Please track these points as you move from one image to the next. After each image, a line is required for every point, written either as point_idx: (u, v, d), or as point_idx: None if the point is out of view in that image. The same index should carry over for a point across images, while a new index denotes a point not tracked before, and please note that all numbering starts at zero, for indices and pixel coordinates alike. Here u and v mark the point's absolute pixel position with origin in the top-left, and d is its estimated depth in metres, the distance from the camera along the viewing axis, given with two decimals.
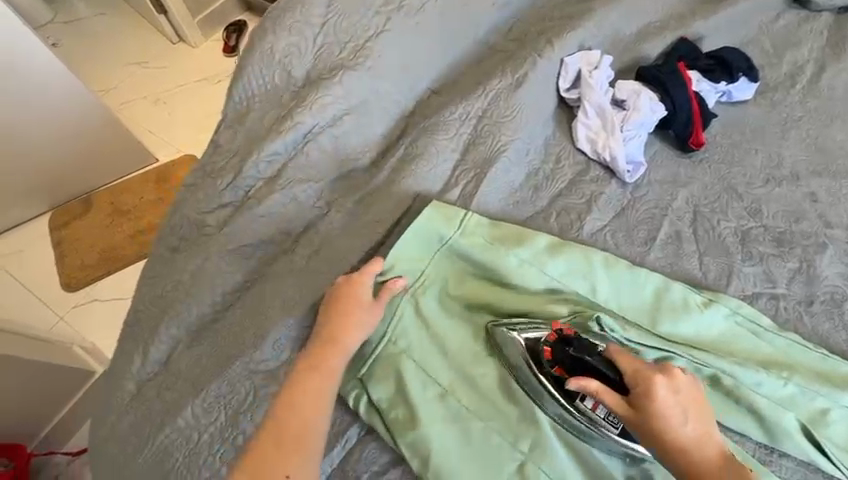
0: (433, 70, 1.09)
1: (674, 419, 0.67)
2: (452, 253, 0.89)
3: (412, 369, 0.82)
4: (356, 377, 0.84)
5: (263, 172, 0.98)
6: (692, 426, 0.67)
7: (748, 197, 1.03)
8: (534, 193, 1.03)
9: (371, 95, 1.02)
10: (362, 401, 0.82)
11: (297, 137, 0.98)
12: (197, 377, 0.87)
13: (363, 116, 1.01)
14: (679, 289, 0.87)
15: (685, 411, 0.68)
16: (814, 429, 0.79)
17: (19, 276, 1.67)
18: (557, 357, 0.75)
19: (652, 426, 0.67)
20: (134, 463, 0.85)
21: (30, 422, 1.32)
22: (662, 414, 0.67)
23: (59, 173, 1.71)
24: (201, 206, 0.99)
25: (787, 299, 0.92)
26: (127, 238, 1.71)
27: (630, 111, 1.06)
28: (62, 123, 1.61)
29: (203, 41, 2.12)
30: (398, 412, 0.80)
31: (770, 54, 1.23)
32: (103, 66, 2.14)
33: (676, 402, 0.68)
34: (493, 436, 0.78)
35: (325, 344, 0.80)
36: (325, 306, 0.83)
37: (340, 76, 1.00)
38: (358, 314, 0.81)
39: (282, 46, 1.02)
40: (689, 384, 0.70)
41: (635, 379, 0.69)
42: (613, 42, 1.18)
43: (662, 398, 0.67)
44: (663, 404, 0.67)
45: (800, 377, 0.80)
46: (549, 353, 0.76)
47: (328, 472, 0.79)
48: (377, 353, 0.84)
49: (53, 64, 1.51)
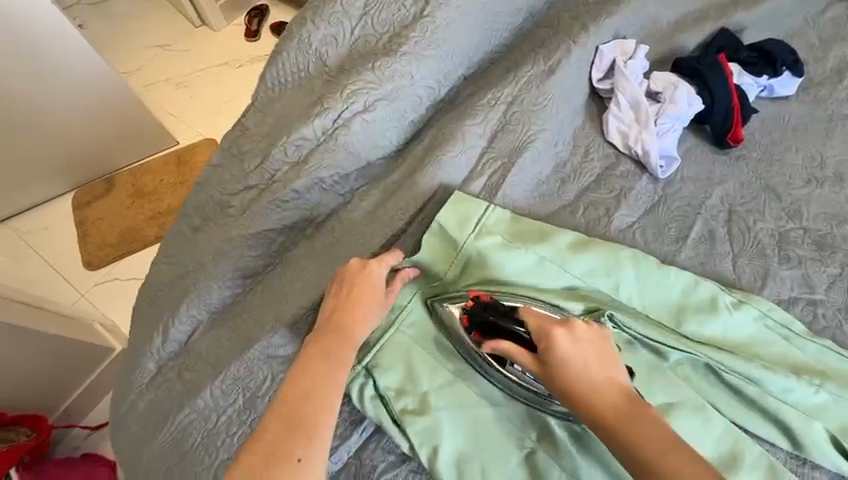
0: (469, 57, 1.04)
1: (575, 364, 0.66)
2: (471, 255, 0.85)
3: (422, 357, 0.81)
4: (362, 365, 0.81)
5: (291, 156, 0.94)
6: (597, 372, 0.65)
7: (787, 198, 0.98)
8: (561, 186, 1.00)
9: (405, 80, 0.97)
10: (368, 390, 0.80)
11: (326, 124, 0.93)
12: (217, 359, 0.88)
13: (397, 104, 0.97)
14: (709, 288, 0.84)
15: (585, 356, 0.66)
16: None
17: (43, 253, 1.71)
18: (474, 322, 0.77)
19: (558, 375, 0.65)
20: (153, 441, 0.85)
21: (53, 395, 1.35)
22: (564, 362, 0.66)
23: (77, 151, 1.72)
24: (226, 188, 0.96)
25: (825, 306, 0.88)
26: (148, 219, 1.73)
27: (665, 104, 1.02)
28: (78, 100, 1.61)
29: (225, 26, 2.12)
30: (407, 400, 0.78)
31: (816, 48, 1.17)
32: (128, 47, 2.15)
33: (575, 349, 0.67)
34: (504, 428, 0.76)
35: (339, 325, 0.73)
36: (337, 288, 0.78)
37: (379, 63, 0.95)
38: (369, 302, 0.76)
39: (319, 32, 0.99)
40: (589, 330, 0.69)
41: (536, 331, 0.69)
42: (649, 31, 1.13)
43: (560, 346, 0.67)
44: (562, 350, 0.66)
45: (835, 385, 0.76)
46: (467, 319, 0.78)
47: (345, 459, 0.79)
48: (386, 339, 0.82)
49: (81, 48, 1.53)
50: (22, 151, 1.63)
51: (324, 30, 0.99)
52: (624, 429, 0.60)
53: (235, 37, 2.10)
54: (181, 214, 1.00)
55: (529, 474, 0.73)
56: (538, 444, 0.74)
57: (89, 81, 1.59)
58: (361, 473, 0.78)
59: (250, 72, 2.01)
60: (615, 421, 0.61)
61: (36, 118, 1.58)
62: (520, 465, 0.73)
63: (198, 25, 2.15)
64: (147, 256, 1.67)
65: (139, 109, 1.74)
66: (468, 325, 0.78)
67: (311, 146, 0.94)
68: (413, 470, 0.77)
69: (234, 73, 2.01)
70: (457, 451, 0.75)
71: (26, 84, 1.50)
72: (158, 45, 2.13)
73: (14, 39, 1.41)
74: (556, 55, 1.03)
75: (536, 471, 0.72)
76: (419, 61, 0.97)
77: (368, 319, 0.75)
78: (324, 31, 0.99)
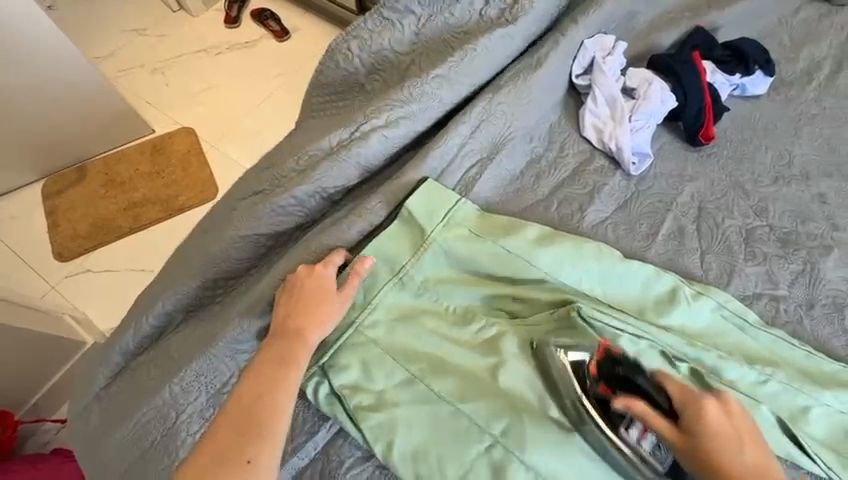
0: (485, 60, 1.01)
1: (730, 444, 0.62)
2: (438, 248, 0.85)
3: (379, 357, 0.79)
4: (318, 365, 0.80)
5: (302, 163, 0.93)
6: (751, 459, 0.61)
7: (755, 196, 1.00)
8: (535, 181, 1.00)
9: (438, 103, 0.97)
10: (323, 389, 0.79)
11: (350, 132, 0.93)
12: (178, 356, 0.82)
13: (419, 121, 0.95)
14: (668, 279, 0.85)
15: (741, 439, 0.63)
16: (797, 427, 0.77)
17: (11, 242, 1.64)
18: (604, 374, 0.71)
19: (704, 449, 0.62)
20: (109, 443, 0.80)
21: (21, 386, 1.31)
22: (715, 440, 0.62)
23: (34, 134, 1.63)
24: (243, 192, 0.95)
25: (787, 301, 0.90)
26: (120, 210, 1.68)
27: (639, 100, 1.02)
28: (20, 76, 1.49)
29: (204, 10, 2.07)
30: (362, 398, 0.77)
31: (788, 49, 1.19)
32: (103, 30, 2.07)
33: (728, 428, 0.63)
34: (463, 418, 0.75)
35: (288, 329, 0.73)
36: (288, 295, 0.77)
37: (422, 81, 0.96)
38: (321, 304, 0.76)
39: (357, 53, 1.08)
40: (745, 415, 0.66)
41: (687, 403, 0.65)
42: (625, 30, 1.15)
43: (713, 421, 0.63)
44: (719, 430, 0.63)
45: (784, 375, 0.79)
46: (595, 369, 0.72)
47: (313, 454, 0.78)
48: (341, 342, 0.80)
49: (69, 51, 1.53)
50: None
51: (360, 53, 1.08)
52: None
53: (214, 23, 2.05)
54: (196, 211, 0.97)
55: (490, 470, 0.72)
56: (496, 443, 0.73)
57: (42, 58, 1.49)
58: (327, 469, 0.77)
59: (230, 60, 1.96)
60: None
61: (15, 115, 1.56)
62: (478, 463, 0.72)
63: (175, 9, 2.08)
64: (123, 247, 1.62)
65: (97, 95, 1.65)
66: (595, 376, 0.72)
67: (323, 155, 0.92)
68: (377, 467, 0.76)
69: (214, 60, 1.96)
70: (412, 446, 0.74)
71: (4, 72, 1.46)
72: (134, 29, 2.06)
73: None
74: (504, 30, 1.02)
75: (497, 470, 0.71)
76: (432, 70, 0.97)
77: (319, 325, 0.74)
78: (360, 55, 1.08)
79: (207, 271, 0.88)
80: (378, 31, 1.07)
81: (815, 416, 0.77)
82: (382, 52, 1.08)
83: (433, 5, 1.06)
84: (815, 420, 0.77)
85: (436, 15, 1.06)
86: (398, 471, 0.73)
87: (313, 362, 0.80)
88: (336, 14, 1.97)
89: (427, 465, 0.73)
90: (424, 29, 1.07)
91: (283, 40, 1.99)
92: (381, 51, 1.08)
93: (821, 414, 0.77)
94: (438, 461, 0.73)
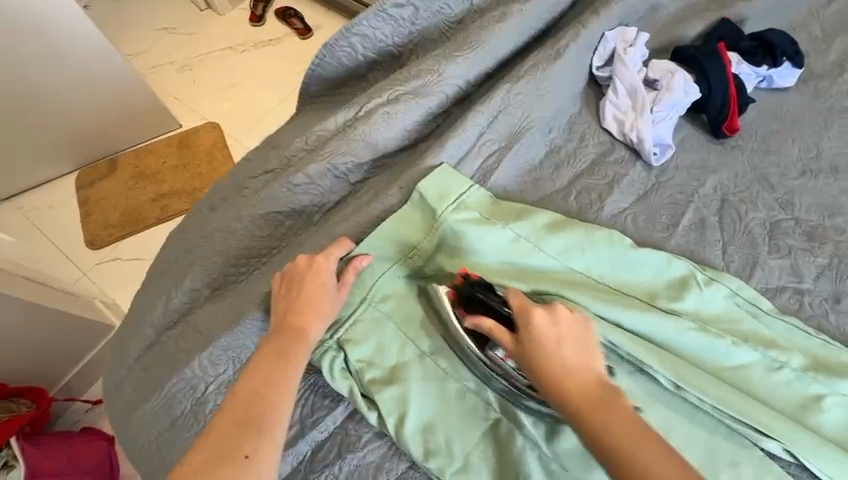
0: (497, 54, 1.04)
1: (550, 347, 0.66)
2: (449, 229, 0.85)
3: (391, 334, 0.82)
4: (333, 340, 0.81)
5: (311, 144, 0.97)
6: (574, 361, 0.65)
7: (781, 189, 0.98)
8: (554, 170, 1.00)
9: (450, 91, 1.00)
10: (338, 364, 0.80)
11: (355, 114, 0.97)
12: (207, 331, 0.85)
13: (423, 100, 0.98)
14: (683, 266, 0.85)
15: (561, 342, 0.66)
16: (810, 415, 0.75)
17: (47, 229, 1.72)
18: (461, 296, 0.77)
19: (531, 356, 0.66)
20: (139, 413, 0.83)
21: (57, 366, 1.37)
22: (540, 345, 0.66)
23: (68, 128, 1.70)
24: (249, 173, 0.99)
25: (812, 295, 0.88)
26: (147, 201, 1.74)
27: (662, 91, 1.02)
28: (51, 73, 1.56)
29: (229, 9, 2.13)
30: (375, 373, 0.79)
31: (819, 41, 1.16)
32: (133, 29, 2.15)
33: (556, 333, 0.67)
34: (470, 395, 0.77)
35: (288, 325, 0.74)
36: (285, 288, 0.78)
37: (442, 67, 0.98)
38: (320, 297, 0.77)
39: (360, 51, 1.06)
40: (570, 320, 0.69)
41: (518, 310, 0.70)
42: (648, 22, 1.14)
43: (539, 328, 0.67)
44: (544, 334, 0.67)
45: (799, 363, 0.78)
46: (453, 293, 0.78)
47: (332, 429, 0.80)
48: (357, 314, 0.82)
49: (110, 53, 1.61)
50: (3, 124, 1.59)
51: (362, 50, 1.06)
52: (593, 418, 0.60)
53: (239, 21, 2.11)
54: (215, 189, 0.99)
55: (494, 445, 0.74)
56: (501, 415, 0.76)
57: (79, 58, 1.57)
58: (346, 443, 0.78)
59: (254, 58, 2.01)
60: (589, 409, 0.61)
61: (49, 111, 1.63)
62: (486, 435, 0.75)
63: (202, 8, 2.15)
64: (147, 238, 1.68)
65: (129, 94, 1.72)
66: (454, 301, 0.78)
67: (329, 136, 0.97)
68: (390, 445, 0.78)
69: (239, 57, 2.02)
70: (423, 420, 0.76)
71: (42, 70, 1.54)
72: (163, 28, 2.14)
73: (35, 22, 1.44)
74: (516, 18, 1.04)
75: (499, 440, 0.74)
76: (450, 60, 0.99)
77: (319, 320, 0.76)
78: (364, 52, 1.06)
79: (235, 252, 0.92)
80: (379, 27, 1.04)
81: (830, 405, 0.75)
82: (382, 45, 1.06)
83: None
84: (831, 409, 0.75)
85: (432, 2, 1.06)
86: (409, 446, 0.75)
87: (327, 339, 0.81)
88: (360, 13, 2.01)
89: (437, 439, 0.75)
90: (420, 20, 1.06)
91: (306, 38, 2.03)
92: (380, 44, 1.06)
93: (836, 404, 0.75)
94: (449, 434, 0.75)
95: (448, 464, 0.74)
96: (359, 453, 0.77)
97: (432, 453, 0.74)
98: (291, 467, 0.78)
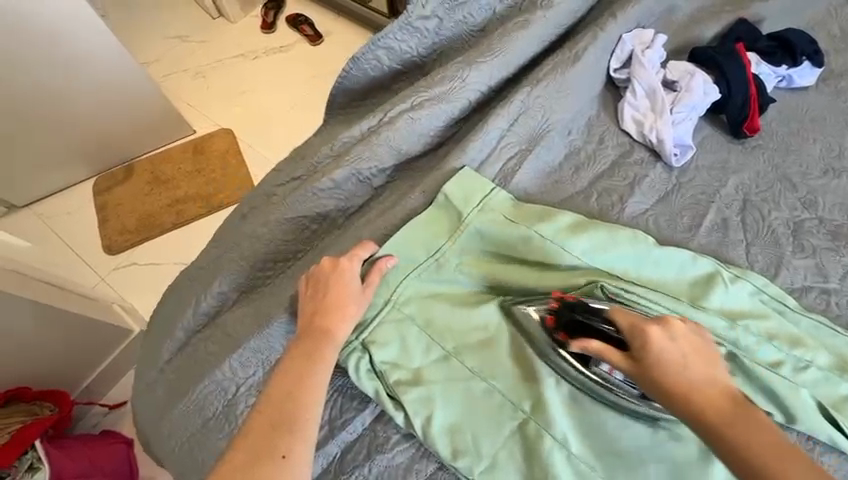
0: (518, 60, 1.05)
1: (674, 365, 0.62)
2: (475, 231, 0.87)
3: (415, 334, 0.82)
4: (358, 341, 0.82)
5: (335, 151, 0.99)
6: (699, 377, 0.61)
7: (803, 188, 0.98)
8: (575, 173, 1.01)
9: (471, 95, 1.01)
10: (364, 365, 0.81)
11: (376, 121, 0.98)
12: (236, 334, 0.87)
13: (444, 104, 0.99)
14: (705, 264, 0.85)
15: (685, 358, 0.62)
16: (838, 414, 0.75)
17: (68, 235, 1.75)
18: (561, 322, 0.76)
19: (653, 376, 0.62)
20: (171, 415, 0.85)
21: (78, 370, 1.39)
22: (664, 365, 0.62)
23: (86, 135, 1.74)
24: (276, 180, 1.00)
25: (839, 295, 0.87)
26: (165, 207, 1.77)
27: (681, 92, 1.02)
28: (70, 81, 1.59)
29: (242, 17, 2.16)
30: (401, 373, 0.80)
31: (838, 39, 1.16)
32: (149, 38, 2.19)
33: (673, 348, 0.63)
34: (495, 395, 0.78)
35: (315, 325, 0.75)
36: (311, 290, 0.79)
37: (465, 72, 1.00)
38: (347, 299, 0.78)
39: (386, 63, 1.07)
40: (688, 332, 0.66)
41: (629, 330, 0.66)
42: (666, 23, 1.15)
43: (658, 345, 0.63)
44: (663, 351, 0.63)
45: (825, 362, 0.78)
46: (552, 319, 0.77)
47: (360, 430, 0.81)
48: (381, 317, 0.83)
49: (127, 61, 1.64)
50: (21, 130, 1.61)
51: (388, 61, 1.07)
52: (729, 431, 0.55)
53: (253, 29, 2.14)
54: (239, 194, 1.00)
55: (522, 446, 0.75)
56: (528, 416, 0.76)
57: (96, 66, 1.60)
58: (375, 444, 0.79)
59: (267, 64, 2.04)
60: (727, 428, 0.56)
61: (67, 118, 1.66)
62: (513, 436, 0.75)
63: (215, 16, 2.19)
64: (165, 244, 1.71)
65: (145, 101, 1.75)
66: (554, 326, 0.77)
67: (353, 141, 0.98)
68: (417, 447, 0.78)
69: (253, 64, 2.05)
70: (450, 421, 0.77)
71: (60, 78, 1.56)
72: (178, 36, 2.18)
73: (54, 31, 1.47)
74: (535, 21, 1.05)
75: (525, 440, 0.75)
76: (471, 65, 1.00)
77: (345, 321, 0.76)
78: (390, 64, 1.07)
79: (262, 257, 0.94)
80: (405, 40, 1.05)
81: None
82: (407, 56, 1.08)
83: (454, 8, 1.06)
84: None
85: (457, 12, 1.07)
86: (436, 446, 0.76)
87: (353, 339, 0.82)
88: (372, 18, 2.03)
89: (464, 440, 0.75)
90: (443, 30, 1.07)
91: (319, 44, 2.06)
92: (405, 55, 1.07)
93: None
94: (476, 435, 0.76)
95: (475, 464, 0.74)
96: (387, 454, 0.78)
97: (459, 452, 0.75)
98: (322, 468, 0.79)
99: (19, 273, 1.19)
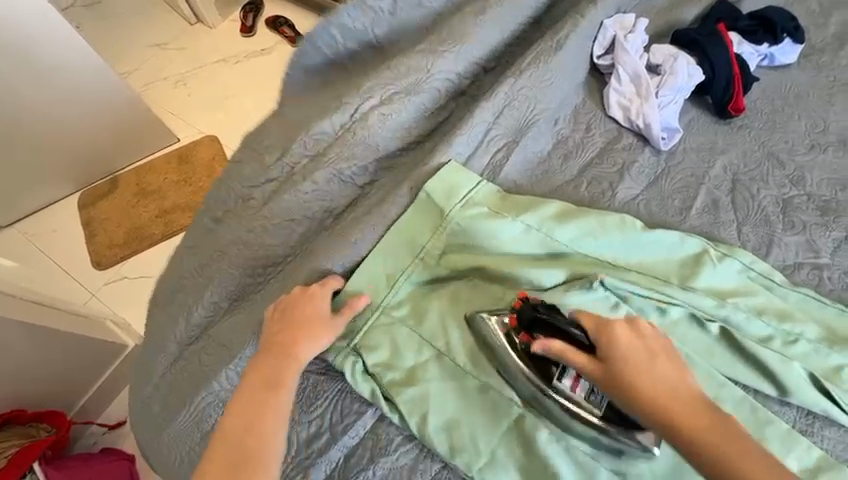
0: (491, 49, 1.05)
1: (642, 366, 0.64)
2: (457, 225, 0.86)
3: (405, 335, 0.82)
4: (350, 346, 0.82)
5: (310, 148, 0.95)
6: (665, 376, 0.64)
7: (791, 165, 0.98)
8: (563, 161, 1.01)
9: (442, 83, 1.00)
10: (359, 367, 0.81)
11: (349, 115, 0.95)
12: (230, 343, 0.85)
13: (418, 96, 0.98)
14: (695, 244, 0.85)
15: (651, 358, 0.65)
16: (830, 385, 0.75)
17: (54, 252, 1.72)
18: (523, 322, 0.74)
19: (620, 379, 0.64)
20: (169, 429, 0.83)
21: (72, 389, 1.37)
22: (629, 366, 0.64)
23: (67, 149, 1.70)
24: (247, 182, 0.96)
25: (831, 269, 0.88)
26: (152, 219, 1.74)
27: (665, 76, 1.01)
28: (46, 92, 1.54)
29: (221, 22, 2.13)
30: (393, 374, 0.80)
31: (817, 14, 1.16)
32: (126, 48, 2.15)
33: (637, 349, 0.66)
34: (491, 391, 0.77)
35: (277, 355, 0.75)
36: (275, 316, 0.79)
37: (434, 59, 0.98)
38: (309, 328, 0.78)
39: (341, 42, 1.06)
40: (654, 333, 0.69)
41: (599, 332, 0.67)
42: (645, 8, 1.15)
43: (626, 345, 0.66)
44: (630, 352, 0.65)
45: (813, 335, 0.79)
46: (513, 320, 0.75)
47: (362, 434, 0.80)
48: (370, 323, 0.83)
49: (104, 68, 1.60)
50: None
51: (343, 40, 1.05)
52: (696, 431, 0.59)
53: (231, 33, 2.11)
54: (222, 201, 0.98)
55: (519, 442, 0.74)
56: (526, 410, 0.76)
57: (74, 75, 1.56)
58: (377, 448, 0.78)
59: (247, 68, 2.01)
60: (692, 427, 0.59)
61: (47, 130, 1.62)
62: (511, 430, 0.75)
63: (193, 23, 2.15)
64: (154, 256, 1.68)
65: (127, 110, 1.72)
66: (515, 328, 0.75)
67: (329, 140, 0.95)
68: (420, 448, 0.78)
69: (232, 69, 2.02)
70: (447, 418, 0.76)
71: (36, 90, 1.52)
72: (155, 44, 2.14)
73: (24, 41, 1.42)
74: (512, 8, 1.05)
75: (523, 435, 0.74)
76: (437, 54, 0.99)
77: (307, 348, 0.76)
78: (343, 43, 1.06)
79: (251, 264, 0.92)
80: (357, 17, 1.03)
81: None
82: (362, 35, 1.06)
83: None
84: None
85: None
86: (434, 444, 0.75)
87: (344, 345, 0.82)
88: None
89: (463, 437, 0.75)
90: (399, 11, 1.05)
91: None
92: (360, 34, 1.06)
93: None
94: (475, 431, 0.75)
95: (475, 460, 0.74)
96: (391, 456, 0.77)
97: (457, 449, 0.74)
98: (326, 474, 0.78)
99: (7, 295, 1.16)
